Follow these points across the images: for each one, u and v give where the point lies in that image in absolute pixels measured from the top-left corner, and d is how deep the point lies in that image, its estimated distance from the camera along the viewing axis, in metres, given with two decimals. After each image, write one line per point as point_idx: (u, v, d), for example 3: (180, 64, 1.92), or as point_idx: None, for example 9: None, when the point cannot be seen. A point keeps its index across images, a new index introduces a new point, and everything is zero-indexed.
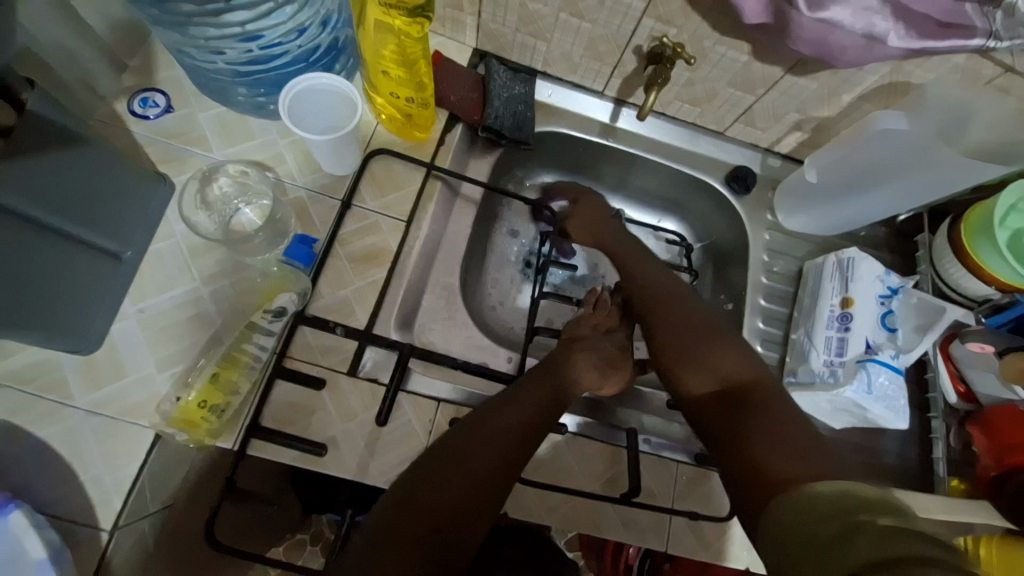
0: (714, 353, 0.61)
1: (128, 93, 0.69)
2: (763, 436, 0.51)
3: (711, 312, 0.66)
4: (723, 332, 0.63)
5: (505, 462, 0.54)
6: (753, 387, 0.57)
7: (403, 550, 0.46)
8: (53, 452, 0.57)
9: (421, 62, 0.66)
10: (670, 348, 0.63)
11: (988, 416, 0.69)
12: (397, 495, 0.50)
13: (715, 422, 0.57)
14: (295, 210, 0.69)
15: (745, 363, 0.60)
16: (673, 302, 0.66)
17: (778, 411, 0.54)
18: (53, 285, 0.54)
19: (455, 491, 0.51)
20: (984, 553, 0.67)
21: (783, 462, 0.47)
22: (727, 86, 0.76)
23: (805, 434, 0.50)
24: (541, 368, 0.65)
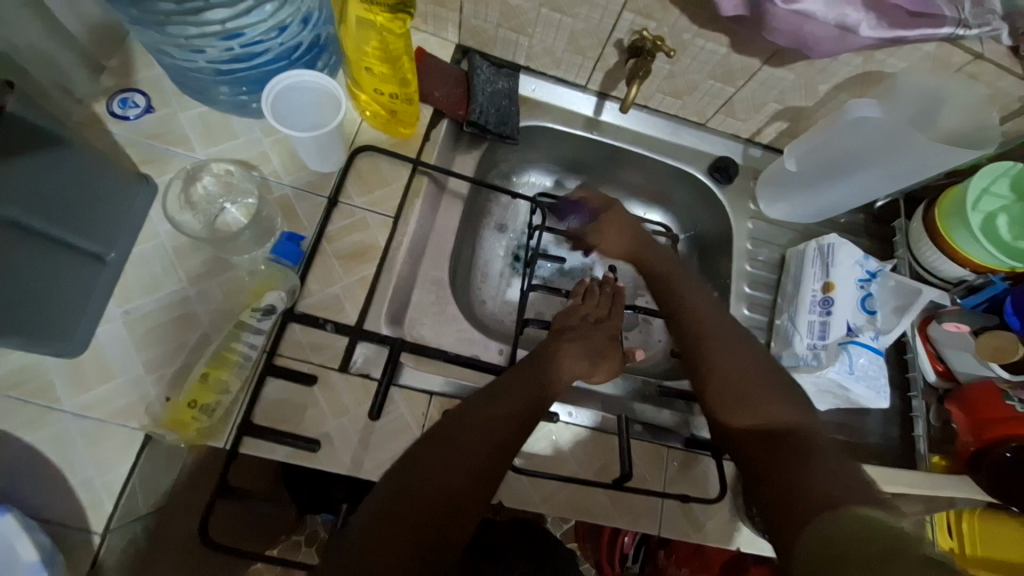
0: (759, 386, 0.61)
1: (108, 94, 0.69)
2: (812, 473, 0.50)
3: (732, 323, 0.67)
4: (772, 368, 0.63)
5: (499, 459, 0.55)
6: (795, 424, 0.57)
7: (397, 543, 0.47)
8: (41, 456, 0.57)
9: (404, 58, 0.66)
10: (719, 386, 0.61)
11: (966, 393, 0.71)
12: (393, 487, 0.51)
13: (750, 450, 0.56)
14: (282, 208, 0.69)
15: (788, 401, 0.59)
16: (720, 329, 0.66)
17: (823, 454, 0.53)
18: (37, 288, 0.54)
19: (453, 488, 0.51)
20: (966, 524, 0.69)
21: (830, 497, 0.48)
22: (707, 78, 0.77)
23: (853, 479, 0.50)
24: (534, 359, 0.66)
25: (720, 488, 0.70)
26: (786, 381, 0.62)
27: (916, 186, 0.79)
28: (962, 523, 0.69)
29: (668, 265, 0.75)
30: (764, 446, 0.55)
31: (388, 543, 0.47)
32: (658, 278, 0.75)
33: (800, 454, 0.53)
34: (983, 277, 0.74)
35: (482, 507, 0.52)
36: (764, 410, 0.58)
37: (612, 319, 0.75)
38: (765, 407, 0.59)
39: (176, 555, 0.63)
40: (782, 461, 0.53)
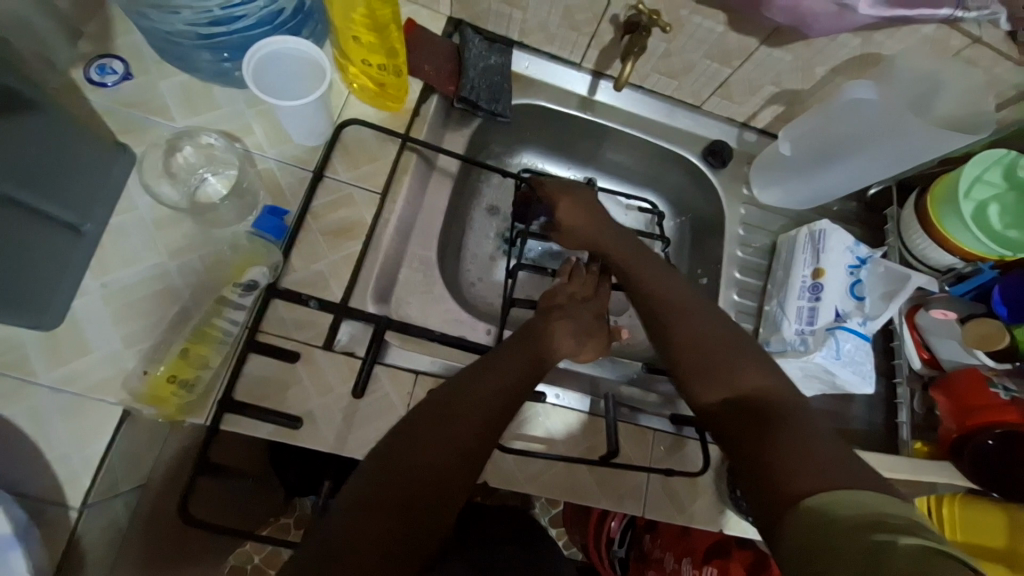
0: (733, 364, 0.58)
1: (84, 59, 0.66)
2: (788, 443, 0.48)
3: (699, 299, 0.66)
4: (747, 343, 0.61)
5: (475, 435, 0.54)
6: (773, 399, 0.54)
7: (370, 521, 0.46)
8: (16, 430, 0.55)
9: (391, 27, 0.65)
10: (687, 360, 0.61)
11: (953, 381, 0.70)
12: (367, 468, 0.50)
13: (727, 428, 0.54)
14: (266, 182, 0.68)
15: (762, 374, 0.57)
16: (693, 308, 0.65)
17: (806, 424, 0.50)
18: (8, 258, 0.52)
19: (423, 465, 0.50)
20: (946, 511, 0.70)
21: (808, 469, 0.45)
22: (704, 58, 0.76)
23: (836, 447, 0.47)
24: (517, 339, 0.65)
25: (702, 462, 0.71)
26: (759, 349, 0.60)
27: (909, 173, 0.79)
28: (942, 510, 0.70)
29: (623, 250, 0.73)
30: (747, 427, 0.52)
31: (365, 521, 0.46)
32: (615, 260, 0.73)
33: (777, 425, 0.50)
34: (972, 266, 0.74)
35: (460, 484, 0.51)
36: (733, 381, 0.57)
37: (598, 299, 0.74)
38: (741, 386, 0.57)
39: (156, 531, 0.62)
40: (759, 435, 0.50)
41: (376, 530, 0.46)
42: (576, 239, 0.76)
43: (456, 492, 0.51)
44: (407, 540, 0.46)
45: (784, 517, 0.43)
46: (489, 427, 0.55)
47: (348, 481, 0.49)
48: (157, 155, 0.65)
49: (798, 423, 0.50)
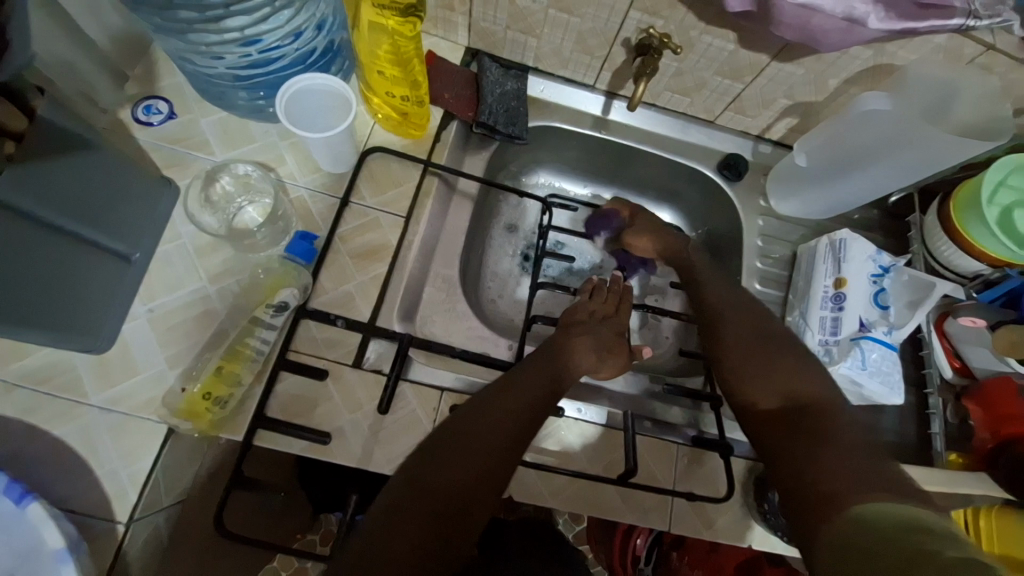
0: (785, 373, 0.60)
1: (131, 101, 0.71)
2: (834, 455, 0.49)
3: (748, 302, 0.70)
4: (801, 355, 0.62)
5: (503, 450, 0.55)
6: (823, 408, 0.55)
7: (398, 533, 0.48)
8: (68, 448, 0.59)
9: (414, 64, 0.68)
10: (737, 366, 0.63)
11: (985, 389, 0.70)
12: (408, 474, 0.53)
13: (771, 433, 0.56)
14: (297, 208, 0.71)
15: (813, 383, 0.59)
16: (746, 316, 0.68)
17: (854, 438, 0.51)
18: (60, 286, 0.55)
19: (459, 475, 0.52)
20: (983, 523, 0.67)
21: (851, 479, 0.47)
22: (715, 75, 0.78)
23: (882, 464, 0.48)
24: (549, 351, 0.67)
25: (728, 487, 0.70)
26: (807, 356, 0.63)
27: (930, 180, 0.79)
28: (980, 522, 0.68)
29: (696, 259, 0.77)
30: (792, 434, 0.54)
31: (395, 530, 0.48)
32: (691, 269, 0.77)
33: (823, 435, 0.52)
34: (1000, 271, 0.73)
35: (485, 496, 0.52)
36: (779, 387, 0.59)
37: (624, 314, 0.76)
38: (791, 394, 0.58)
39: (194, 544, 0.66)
40: (807, 443, 0.52)
41: (405, 541, 0.47)
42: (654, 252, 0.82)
43: (481, 505, 0.52)
44: (429, 551, 0.48)
45: (826, 522, 0.45)
46: (518, 442, 0.57)
47: (383, 492, 0.52)
48: (197, 186, 0.70)
49: (844, 436, 0.51)
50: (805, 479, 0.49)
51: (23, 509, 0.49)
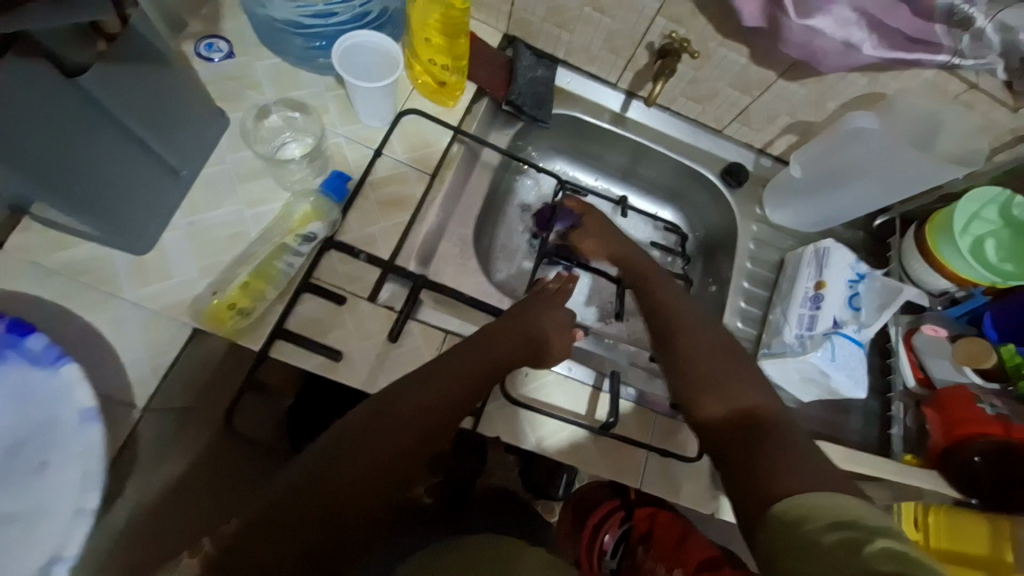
0: (731, 383, 0.60)
1: (196, 37, 0.78)
2: (778, 459, 0.51)
3: (699, 309, 0.70)
4: (743, 359, 0.63)
5: (444, 404, 0.59)
6: (767, 418, 0.56)
7: (345, 467, 0.53)
8: (98, 335, 0.64)
9: (461, 40, 0.76)
10: (687, 372, 0.62)
11: (942, 397, 0.74)
12: (377, 403, 0.58)
13: (721, 443, 0.56)
14: (334, 153, 0.78)
15: (757, 393, 0.59)
16: (693, 325, 0.67)
17: (797, 445, 0.52)
18: (117, 183, 0.60)
19: (426, 410, 0.58)
20: (932, 520, 0.75)
21: (792, 482, 0.48)
22: (727, 87, 0.85)
23: (816, 465, 0.50)
24: (489, 333, 0.68)
25: (697, 448, 0.76)
26: (750, 364, 0.63)
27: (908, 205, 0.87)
28: (928, 519, 0.75)
29: (652, 270, 0.78)
30: (743, 445, 0.54)
31: (337, 469, 0.53)
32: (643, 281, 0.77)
33: (770, 443, 0.53)
34: (965, 291, 0.80)
35: (423, 440, 0.57)
36: (727, 394, 0.59)
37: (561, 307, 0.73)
38: (739, 405, 0.58)
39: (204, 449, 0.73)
40: (750, 455, 0.53)
41: (349, 479, 0.53)
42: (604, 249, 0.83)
43: (420, 452, 0.57)
44: (382, 475, 0.54)
45: (762, 521, 0.47)
46: (459, 397, 0.61)
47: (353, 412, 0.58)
48: (247, 121, 0.76)
49: (792, 446, 0.52)
50: (749, 483, 0.50)
51: (60, 369, 0.56)
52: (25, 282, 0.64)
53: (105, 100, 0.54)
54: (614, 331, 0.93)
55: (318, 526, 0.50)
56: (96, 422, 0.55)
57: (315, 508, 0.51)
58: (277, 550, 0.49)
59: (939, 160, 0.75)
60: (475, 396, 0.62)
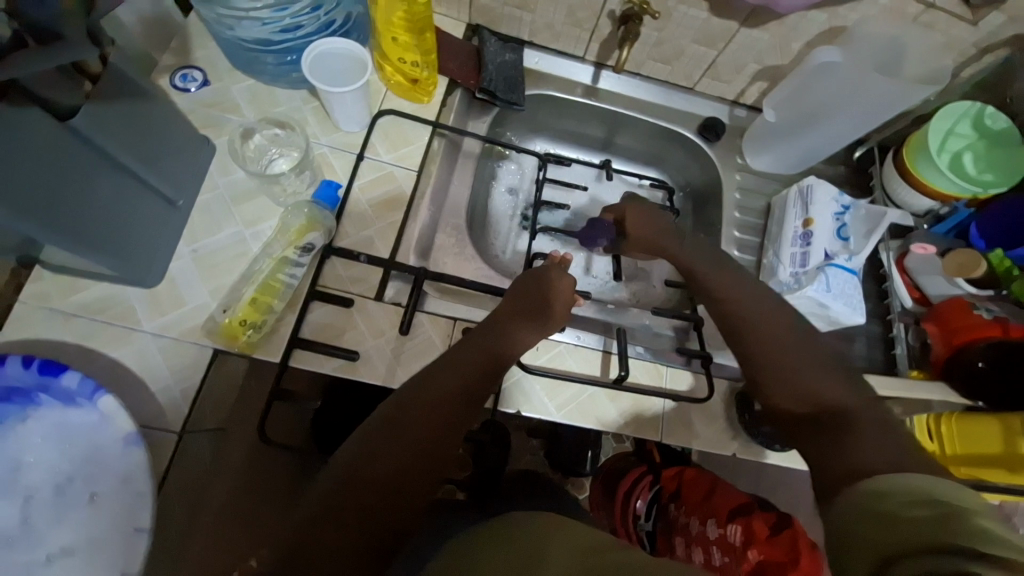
0: (807, 373, 0.60)
1: (171, 70, 0.80)
2: (872, 453, 0.50)
3: (770, 296, 0.68)
4: (821, 347, 0.62)
5: (465, 392, 0.60)
6: (850, 411, 0.55)
7: (383, 465, 0.53)
8: (123, 367, 0.67)
9: (427, 36, 0.78)
10: (761, 365, 0.63)
11: (939, 311, 0.77)
12: (398, 397, 0.59)
13: (804, 434, 0.57)
14: (320, 163, 0.80)
15: (840, 384, 0.58)
16: (768, 312, 0.66)
17: (883, 433, 0.52)
18: (125, 222, 0.63)
19: (446, 398, 0.59)
20: (944, 427, 0.77)
21: (878, 464, 0.48)
22: (692, 43, 0.87)
23: (915, 454, 0.49)
24: (522, 317, 0.70)
25: (706, 389, 0.78)
26: (830, 353, 0.62)
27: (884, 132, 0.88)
28: (942, 426, 0.78)
29: (701, 257, 0.75)
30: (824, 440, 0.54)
31: (369, 465, 0.53)
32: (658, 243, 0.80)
33: (855, 435, 0.52)
34: (949, 206, 0.83)
35: (450, 427, 0.58)
36: (803, 387, 0.59)
37: (567, 293, 0.74)
38: (817, 397, 0.58)
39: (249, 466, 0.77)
40: (834, 443, 0.53)
41: (381, 473, 0.53)
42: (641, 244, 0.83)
43: (448, 442, 0.57)
44: (412, 470, 0.54)
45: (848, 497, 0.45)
46: (475, 383, 0.62)
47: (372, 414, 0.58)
48: (233, 145, 0.78)
49: (875, 435, 0.52)
50: (840, 471, 0.50)
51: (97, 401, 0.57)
52: (44, 329, 0.66)
53: (107, 145, 0.58)
54: (615, 297, 0.95)
55: (365, 522, 0.50)
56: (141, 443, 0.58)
57: (354, 507, 0.50)
58: (327, 548, 0.48)
59: (911, 84, 0.76)
60: (491, 382, 0.63)
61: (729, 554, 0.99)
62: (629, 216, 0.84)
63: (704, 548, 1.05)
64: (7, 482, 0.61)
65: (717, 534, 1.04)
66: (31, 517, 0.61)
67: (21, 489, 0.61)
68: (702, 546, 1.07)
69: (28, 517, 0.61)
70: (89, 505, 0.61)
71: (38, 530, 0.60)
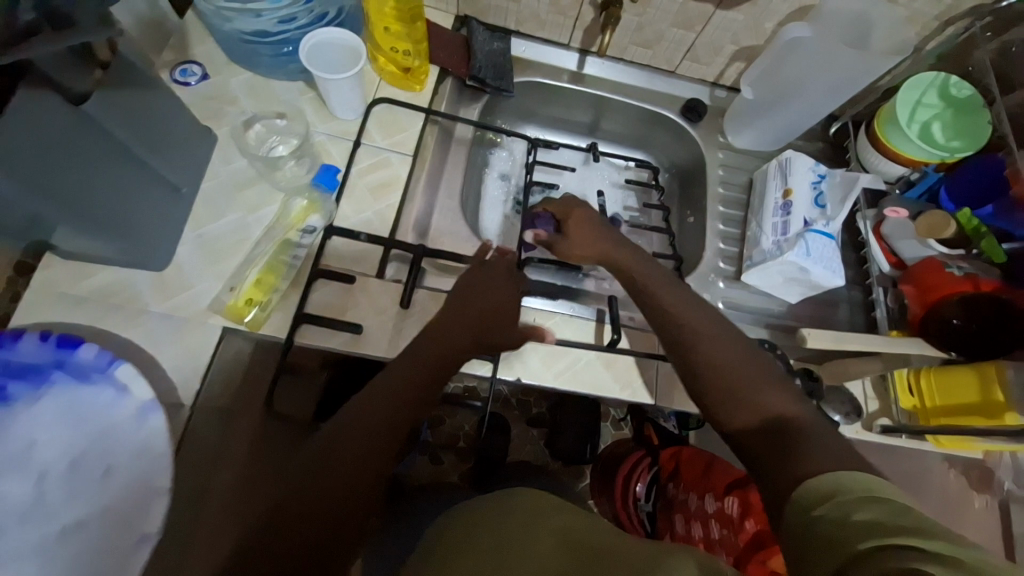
0: (756, 391, 0.61)
1: (170, 66, 0.83)
2: (812, 451, 0.52)
3: (712, 311, 0.69)
4: (770, 367, 0.64)
5: (422, 380, 0.63)
6: (794, 422, 0.57)
7: (346, 453, 0.56)
8: (135, 347, 0.69)
9: (417, 25, 0.83)
10: (716, 389, 0.63)
11: (915, 272, 0.81)
12: (361, 393, 0.61)
13: (752, 448, 0.58)
14: (319, 151, 0.83)
15: (784, 399, 0.60)
16: (712, 329, 0.67)
17: (819, 436, 0.54)
18: (132, 208, 0.66)
19: (403, 388, 0.61)
20: (924, 381, 0.79)
21: (826, 463, 0.50)
22: (671, 27, 0.91)
23: (845, 450, 0.52)
24: (439, 321, 0.69)
25: None
26: (769, 366, 0.64)
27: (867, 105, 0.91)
28: (921, 381, 0.80)
29: (645, 268, 0.74)
30: (771, 448, 0.55)
31: (336, 457, 0.55)
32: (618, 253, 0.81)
33: (798, 441, 0.54)
34: (919, 172, 0.87)
35: (394, 428, 0.59)
36: (748, 404, 0.60)
37: (508, 284, 0.74)
38: (764, 412, 0.59)
39: None
40: (777, 451, 0.55)
41: (347, 461, 0.55)
42: (589, 250, 0.79)
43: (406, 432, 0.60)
44: (374, 462, 0.56)
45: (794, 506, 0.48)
46: (419, 386, 0.62)
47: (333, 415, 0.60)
48: (232, 135, 0.81)
49: (814, 438, 0.54)
50: (782, 470, 0.52)
51: (115, 368, 0.62)
52: (55, 313, 0.68)
53: (114, 131, 0.60)
54: None
55: (327, 513, 0.52)
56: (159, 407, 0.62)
57: (319, 496, 0.53)
58: (297, 537, 0.50)
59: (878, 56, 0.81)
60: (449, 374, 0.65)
61: (728, 526, 1.04)
62: (571, 221, 0.80)
63: (703, 523, 1.09)
64: (21, 459, 0.62)
65: (714, 508, 1.08)
66: (45, 492, 0.63)
67: (36, 466, 0.63)
68: (700, 521, 1.10)
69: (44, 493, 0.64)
70: (103, 478, 0.63)
71: (51, 505, 0.63)
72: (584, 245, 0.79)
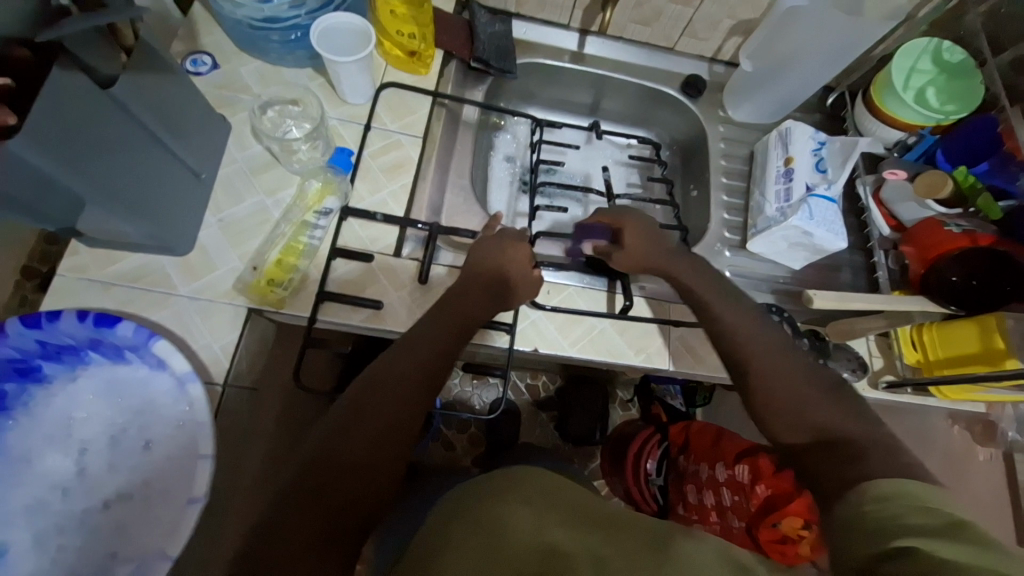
0: (820, 403, 0.59)
1: (181, 57, 0.84)
2: (875, 467, 0.51)
3: (766, 318, 0.67)
4: (829, 377, 0.62)
5: (424, 368, 0.61)
6: (861, 439, 0.55)
7: (343, 446, 0.54)
8: (166, 329, 0.71)
9: (426, 7, 0.84)
10: (771, 397, 0.61)
11: (915, 233, 0.83)
12: (362, 383, 0.59)
13: (814, 462, 0.57)
14: (333, 134, 0.85)
15: (854, 414, 0.58)
16: (767, 336, 0.64)
17: (887, 452, 0.53)
18: (159, 190, 0.68)
19: (402, 378, 0.59)
20: (927, 335, 0.82)
21: (884, 475, 0.50)
22: (669, 3, 0.93)
23: (912, 466, 0.51)
24: (454, 330, 0.65)
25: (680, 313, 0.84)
26: (835, 380, 0.62)
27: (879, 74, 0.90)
28: (925, 335, 0.83)
29: (692, 271, 0.72)
30: (836, 463, 0.54)
31: (337, 445, 0.54)
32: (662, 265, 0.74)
33: (863, 456, 0.53)
34: (915, 135, 0.90)
35: (397, 420, 0.57)
36: (805, 416, 0.59)
37: (502, 257, 0.73)
38: (824, 424, 0.58)
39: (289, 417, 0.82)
40: (841, 466, 0.54)
41: (348, 452, 0.54)
42: (637, 260, 0.76)
43: (407, 423, 0.58)
44: (369, 454, 0.54)
45: (840, 503, 0.49)
46: (421, 376, 0.60)
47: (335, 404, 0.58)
48: (246, 121, 0.83)
49: (879, 456, 0.53)
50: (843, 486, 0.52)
51: (152, 344, 0.61)
52: (86, 297, 0.71)
53: (140, 114, 0.61)
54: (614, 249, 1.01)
55: (327, 509, 0.50)
56: (197, 380, 0.61)
57: (321, 492, 0.51)
58: (292, 531, 0.48)
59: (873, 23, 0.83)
60: (451, 361, 0.64)
61: (739, 493, 1.04)
62: (627, 231, 0.77)
63: (715, 491, 1.10)
64: (62, 436, 0.67)
65: (725, 476, 1.08)
66: (87, 466, 0.67)
67: (76, 442, 0.67)
68: (711, 489, 1.11)
69: (87, 467, 0.67)
70: (144, 452, 0.66)
71: (95, 478, 0.67)
72: (633, 254, 0.76)
